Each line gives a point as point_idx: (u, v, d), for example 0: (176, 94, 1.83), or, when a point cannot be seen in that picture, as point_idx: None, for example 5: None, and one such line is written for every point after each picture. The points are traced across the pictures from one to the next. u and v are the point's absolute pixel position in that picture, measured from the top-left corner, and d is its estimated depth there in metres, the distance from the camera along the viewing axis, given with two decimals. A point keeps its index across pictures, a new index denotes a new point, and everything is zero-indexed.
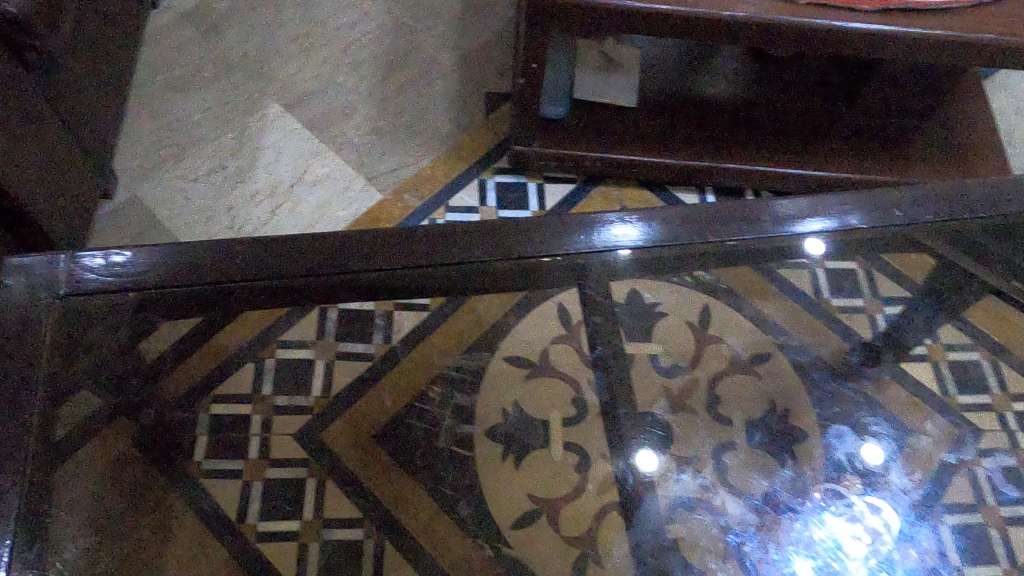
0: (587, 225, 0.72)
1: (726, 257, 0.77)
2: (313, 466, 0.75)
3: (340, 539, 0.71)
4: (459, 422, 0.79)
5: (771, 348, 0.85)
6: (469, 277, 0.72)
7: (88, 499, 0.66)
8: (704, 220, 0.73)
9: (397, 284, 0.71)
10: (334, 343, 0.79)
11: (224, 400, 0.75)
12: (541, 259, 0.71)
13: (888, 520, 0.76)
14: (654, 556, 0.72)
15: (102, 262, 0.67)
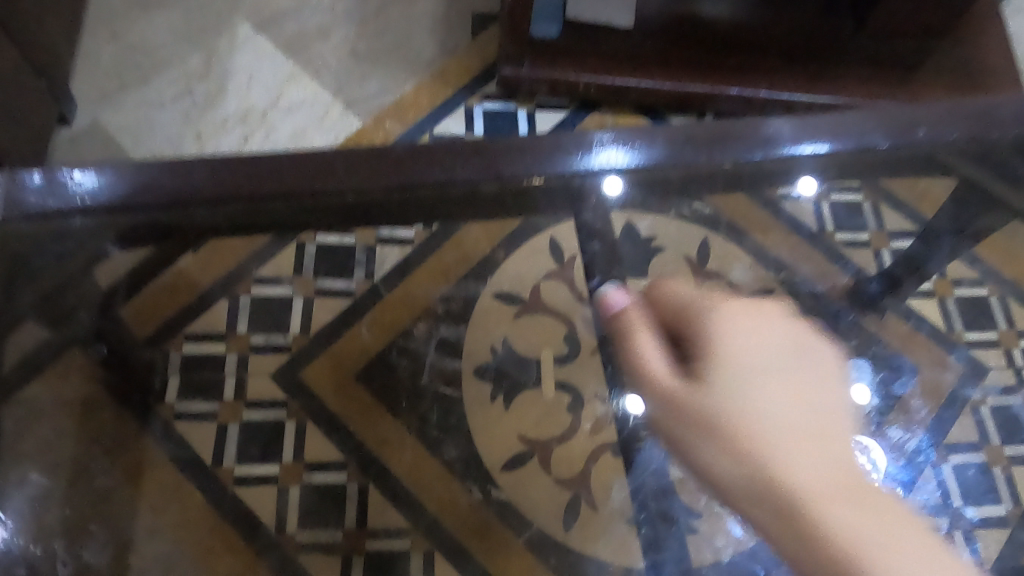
0: (575, 144, 0.57)
1: (738, 184, 0.64)
2: (291, 407, 0.73)
3: (324, 484, 0.70)
4: (445, 357, 0.75)
5: (775, 283, 0.81)
6: (441, 212, 0.62)
7: (52, 451, 0.61)
8: (705, 135, 0.58)
9: (355, 215, 0.59)
10: (313, 279, 0.77)
11: (196, 340, 0.72)
12: (527, 184, 0.57)
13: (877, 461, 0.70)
14: (656, 499, 0.66)
15: (47, 181, 0.52)
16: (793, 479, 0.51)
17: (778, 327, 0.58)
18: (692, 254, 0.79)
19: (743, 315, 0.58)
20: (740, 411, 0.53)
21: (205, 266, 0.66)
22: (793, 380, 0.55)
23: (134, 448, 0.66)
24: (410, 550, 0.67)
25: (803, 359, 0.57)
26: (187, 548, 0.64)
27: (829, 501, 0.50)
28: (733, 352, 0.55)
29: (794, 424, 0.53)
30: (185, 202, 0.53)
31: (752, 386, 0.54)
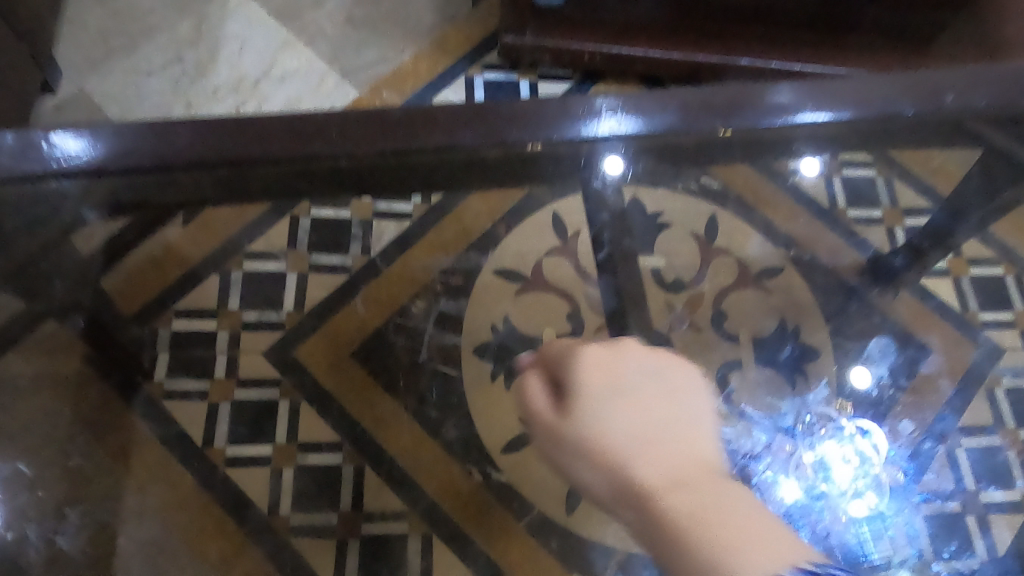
0: (581, 110, 0.54)
1: (745, 154, 0.62)
2: (286, 385, 0.70)
3: (318, 464, 0.66)
4: (443, 331, 0.71)
5: (783, 262, 0.78)
6: (439, 181, 0.59)
7: (32, 431, 0.60)
8: (717, 104, 0.55)
9: (348, 181, 0.57)
10: (307, 254, 0.72)
11: (188, 316, 0.70)
12: (533, 150, 0.55)
13: (877, 443, 0.70)
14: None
15: (16, 140, 0.49)
16: (673, 487, 0.41)
17: (670, 361, 0.52)
18: (701, 231, 0.76)
19: (625, 348, 0.51)
20: (612, 437, 0.44)
21: (193, 239, 0.65)
22: (629, 402, 0.46)
23: (122, 429, 0.65)
24: (408, 534, 0.64)
25: (692, 385, 0.51)
26: (177, 531, 0.61)
27: (722, 507, 0.39)
28: (597, 385, 0.47)
29: (693, 464, 0.43)
30: (168, 165, 0.50)
31: (614, 410, 0.46)
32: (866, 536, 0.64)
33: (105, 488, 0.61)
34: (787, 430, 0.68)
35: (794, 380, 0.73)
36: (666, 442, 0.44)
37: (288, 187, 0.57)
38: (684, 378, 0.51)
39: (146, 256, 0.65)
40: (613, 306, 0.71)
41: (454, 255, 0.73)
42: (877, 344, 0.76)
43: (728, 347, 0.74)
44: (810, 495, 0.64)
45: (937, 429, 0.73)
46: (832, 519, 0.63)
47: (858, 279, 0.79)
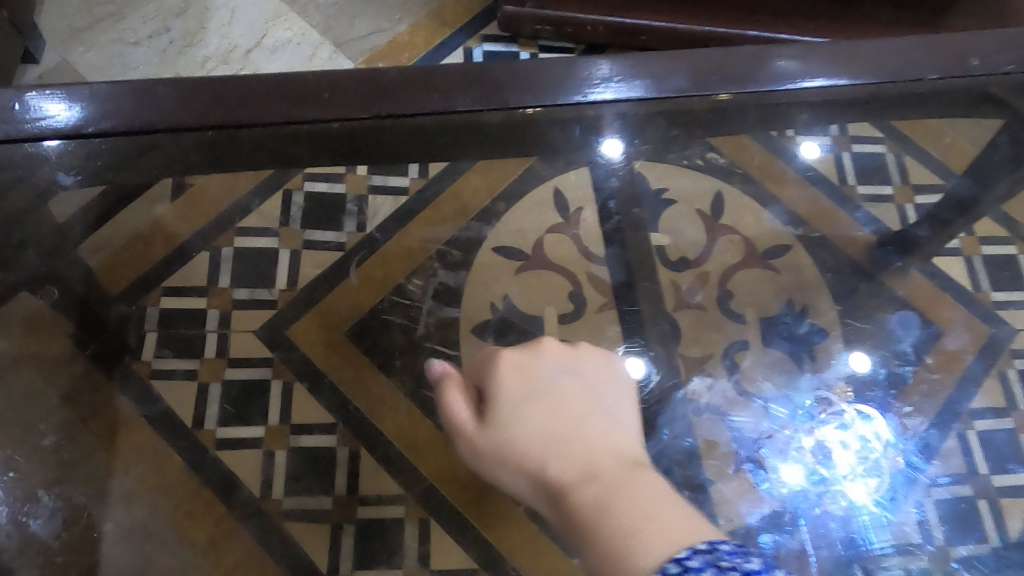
0: (580, 71, 0.53)
1: (752, 122, 0.60)
2: (278, 366, 0.68)
3: (310, 447, 0.64)
4: (441, 305, 0.69)
5: (790, 241, 0.74)
6: (440, 149, 0.58)
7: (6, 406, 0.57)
8: (721, 66, 0.53)
9: (345, 149, 0.55)
10: (300, 231, 0.71)
11: (176, 293, 0.67)
12: (530, 112, 0.53)
13: (878, 429, 0.66)
14: (682, 467, 0.63)
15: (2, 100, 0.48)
16: (581, 478, 0.46)
17: (585, 360, 0.57)
18: (708, 209, 0.73)
19: (542, 350, 0.56)
20: (530, 440, 0.50)
21: (184, 216, 0.65)
22: (542, 405, 0.51)
23: (105, 409, 0.62)
24: (404, 518, 0.62)
25: (603, 387, 0.56)
26: (166, 515, 0.59)
27: (625, 489, 0.44)
28: (515, 393, 0.52)
29: (599, 455, 0.48)
30: (151, 129, 0.49)
31: (531, 415, 0.51)
32: (871, 521, 0.61)
33: (94, 468, 0.59)
34: (791, 413, 0.65)
35: (802, 361, 0.69)
36: (574, 439, 0.49)
37: (279, 154, 0.55)
38: (594, 376, 0.56)
39: (123, 218, 0.62)
40: (622, 278, 0.71)
41: (455, 222, 0.71)
42: (900, 318, 0.72)
43: (732, 328, 0.71)
44: (807, 480, 0.62)
45: (953, 409, 0.68)
46: (831, 506, 0.61)
47: (868, 258, 0.74)
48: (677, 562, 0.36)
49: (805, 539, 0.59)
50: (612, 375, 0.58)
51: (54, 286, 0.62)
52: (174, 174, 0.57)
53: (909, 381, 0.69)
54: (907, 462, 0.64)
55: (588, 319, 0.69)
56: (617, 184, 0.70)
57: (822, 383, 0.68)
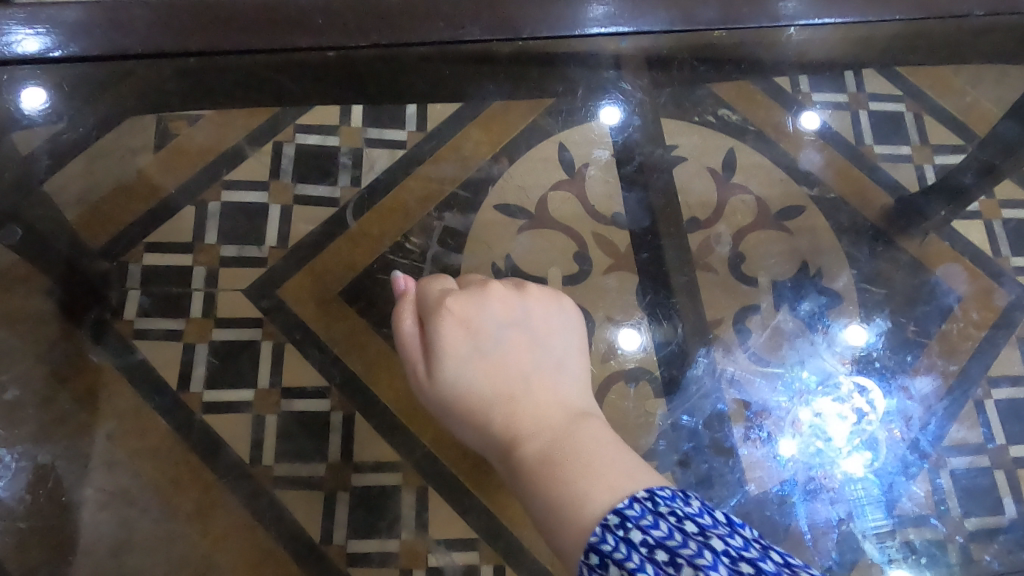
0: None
1: (731, 58, 0.66)
2: (268, 327, 0.62)
3: (303, 411, 0.60)
4: (447, 251, 0.65)
5: (805, 201, 0.69)
6: (434, 75, 0.64)
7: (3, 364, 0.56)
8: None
9: (343, 75, 0.61)
10: (292, 185, 0.66)
11: (159, 249, 0.63)
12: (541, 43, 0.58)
13: (874, 399, 0.61)
14: (709, 428, 0.60)
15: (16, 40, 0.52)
16: (528, 432, 0.44)
17: (534, 302, 0.53)
18: (717, 166, 0.69)
19: (488, 293, 0.52)
20: (476, 394, 0.47)
21: (168, 167, 0.64)
22: (490, 361, 0.48)
23: (85, 369, 0.58)
24: (402, 486, 0.58)
25: (556, 333, 0.53)
26: (150, 480, 0.56)
27: (570, 443, 0.42)
28: (457, 344, 0.48)
29: (547, 407, 0.46)
30: (125, 54, 0.53)
31: (475, 368, 0.48)
32: (871, 500, 0.58)
33: (72, 434, 0.56)
34: (790, 383, 0.61)
35: (817, 327, 0.64)
36: (522, 394, 0.46)
37: (288, 77, 0.60)
38: (545, 325, 0.52)
39: (102, 162, 0.62)
40: (644, 223, 0.67)
41: (462, 168, 0.67)
42: (945, 271, 0.66)
43: (745, 291, 0.65)
44: (802, 457, 0.58)
45: (965, 372, 0.63)
46: (829, 482, 0.58)
47: (887, 219, 0.68)
48: (618, 511, 0.34)
49: (812, 517, 0.57)
50: (564, 316, 0.54)
51: (16, 225, 0.59)
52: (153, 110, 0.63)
53: (927, 346, 0.64)
54: (905, 436, 0.60)
55: (592, 282, 0.64)
56: (620, 142, 0.68)
57: (821, 357, 0.62)
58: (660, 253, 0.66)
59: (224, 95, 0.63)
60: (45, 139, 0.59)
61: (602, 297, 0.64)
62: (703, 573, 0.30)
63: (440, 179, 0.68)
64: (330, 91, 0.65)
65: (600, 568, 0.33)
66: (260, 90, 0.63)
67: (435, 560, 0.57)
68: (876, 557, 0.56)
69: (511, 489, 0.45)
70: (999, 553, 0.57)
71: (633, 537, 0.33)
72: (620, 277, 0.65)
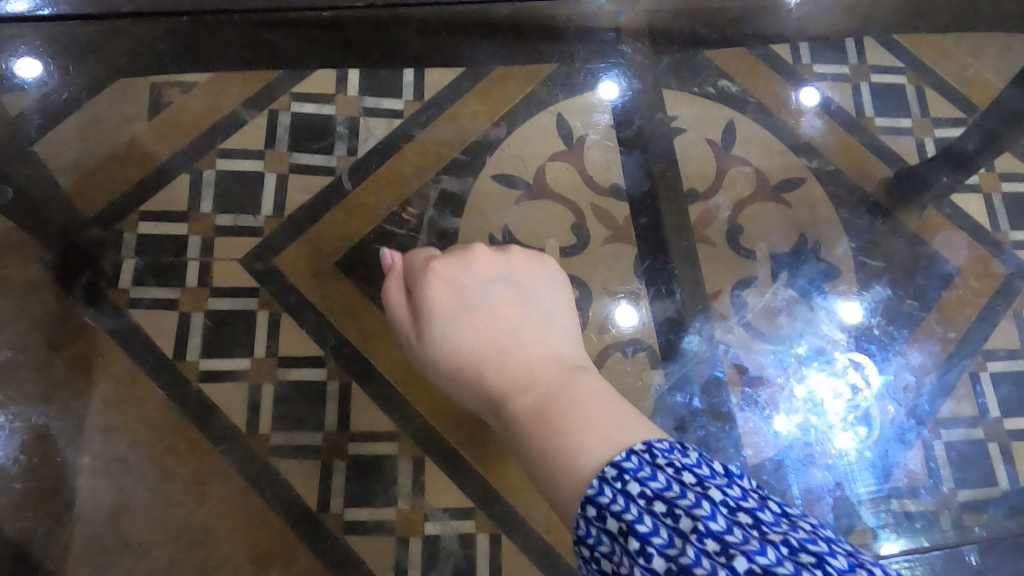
0: None
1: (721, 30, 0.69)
2: (263, 295, 0.62)
3: (300, 380, 0.60)
4: (444, 215, 0.64)
5: (805, 172, 0.68)
6: (422, 43, 0.66)
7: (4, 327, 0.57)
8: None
9: (336, 36, 0.64)
10: (288, 154, 0.65)
11: (154, 218, 0.62)
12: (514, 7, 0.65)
13: (870, 374, 0.61)
14: (705, 396, 0.60)
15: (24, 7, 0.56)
16: (519, 387, 0.43)
17: (519, 261, 0.55)
18: (718, 137, 0.68)
19: (472, 257, 0.53)
20: (467, 354, 0.48)
21: (164, 134, 0.63)
22: (480, 325, 0.49)
23: (82, 337, 0.58)
24: (397, 455, 0.58)
25: (542, 286, 0.54)
26: (147, 449, 0.56)
27: (564, 391, 0.41)
28: (444, 303, 0.50)
29: (539, 360, 0.46)
30: (118, 13, 0.58)
31: (462, 327, 0.49)
32: (863, 467, 0.58)
33: (72, 398, 0.56)
34: (785, 358, 0.61)
35: (812, 298, 0.64)
36: (513, 348, 0.47)
37: (279, 40, 0.64)
38: (529, 270, 0.54)
39: (94, 129, 0.62)
40: (643, 188, 0.66)
41: (460, 132, 0.67)
42: (945, 239, 0.66)
43: (743, 262, 0.65)
44: (797, 431, 0.59)
45: (961, 344, 0.63)
46: (823, 456, 0.58)
47: (886, 192, 0.67)
48: (614, 465, 0.33)
49: (806, 483, 0.58)
50: (544, 262, 0.56)
51: (6, 184, 0.59)
52: (149, 72, 0.63)
53: (923, 318, 0.64)
54: (899, 407, 0.60)
55: (591, 254, 0.64)
56: (619, 109, 0.68)
57: (816, 330, 0.62)
58: (658, 220, 0.66)
59: (218, 62, 0.64)
60: (35, 100, 0.60)
61: (599, 268, 0.64)
62: (701, 524, 0.29)
63: (438, 144, 0.66)
64: (321, 49, 0.65)
65: (597, 520, 0.32)
66: (253, 58, 0.64)
67: (431, 528, 0.57)
68: (870, 523, 0.57)
69: (503, 443, 0.45)
70: (990, 523, 0.58)
71: (630, 489, 0.31)
72: (621, 247, 0.64)
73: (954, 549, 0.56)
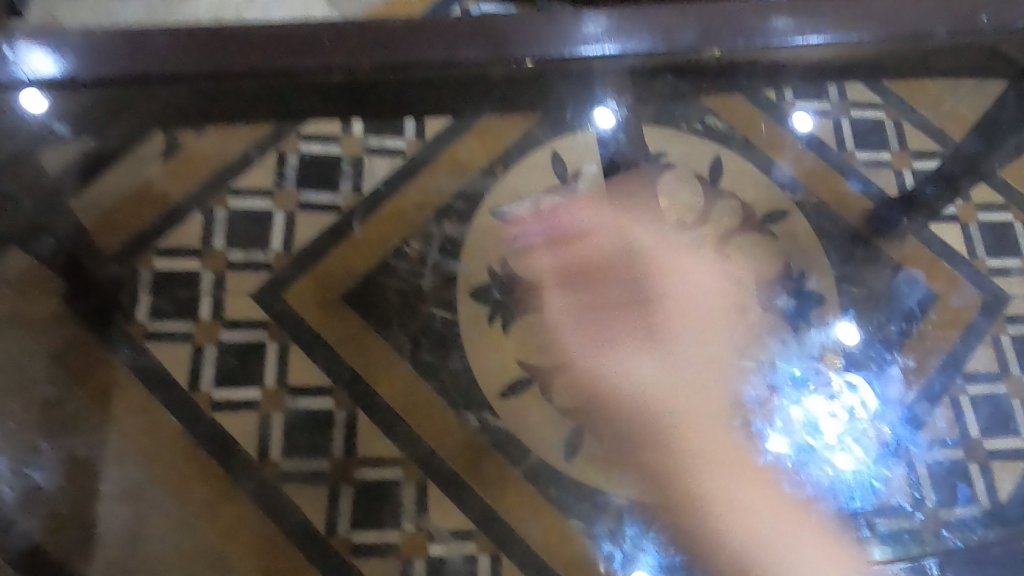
0: (565, 27, 0.58)
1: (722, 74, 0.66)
2: (273, 328, 0.65)
3: (308, 410, 0.63)
4: (446, 258, 0.67)
5: (790, 206, 0.71)
6: (428, 96, 0.64)
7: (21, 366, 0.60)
8: (720, 17, 0.58)
9: (346, 90, 0.62)
10: (295, 193, 0.68)
11: (168, 255, 0.65)
12: (535, 67, 0.59)
13: (866, 398, 0.64)
14: (688, 420, 0.63)
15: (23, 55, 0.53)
16: (704, 439, 0.62)
17: (692, 268, 0.68)
18: (705, 172, 0.71)
19: (658, 266, 0.68)
20: (647, 391, 0.63)
21: (176, 176, 0.65)
22: (676, 365, 0.64)
23: (103, 369, 0.61)
24: (402, 480, 0.61)
25: (722, 321, 0.66)
26: (160, 477, 0.59)
27: (733, 454, 0.62)
28: (615, 326, 0.65)
29: (720, 415, 0.63)
30: (137, 76, 0.55)
31: (659, 364, 0.64)
32: (855, 485, 0.61)
33: (91, 429, 0.60)
34: (781, 379, 0.64)
35: (799, 326, 0.66)
36: (710, 390, 0.64)
37: (281, 92, 0.60)
38: (720, 297, 0.67)
39: (117, 171, 0.63)
40: (626, 232, 0.69)
41: (454, 179, 0.69)
42: (920, 271, 0.70)
43: (732, 291, 0.68)
44: (791, 450, 0.62)
45: (937, 367, 0.66)
46: (816, 476, 0.61)
47: (867, 225, 0.71)
48: None
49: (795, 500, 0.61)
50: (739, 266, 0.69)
51: (48, 236, 0.63)
52: (161, 122, 0.62)
53: (902, 342, 0.67)
54: (892, 427, 0.64)
55: (582, 285, 0.67)
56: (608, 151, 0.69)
57: (805, 353, 0.65)
58: (642, 260, 0.68)
59: (237, 117, 0.64)
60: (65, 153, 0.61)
61: (593, 300, 0.66)
62: None
63: (437, 191, 0.69)
64: (328, 104, 0.64)
65: None
66: (265, 112, 0.63)
67: (437, 549, 0.59)
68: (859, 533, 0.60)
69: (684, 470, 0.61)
70: (966, 535, 0.60)
71: None
72: (615, 281, 0.67)
73: (919, 562, 0.59)
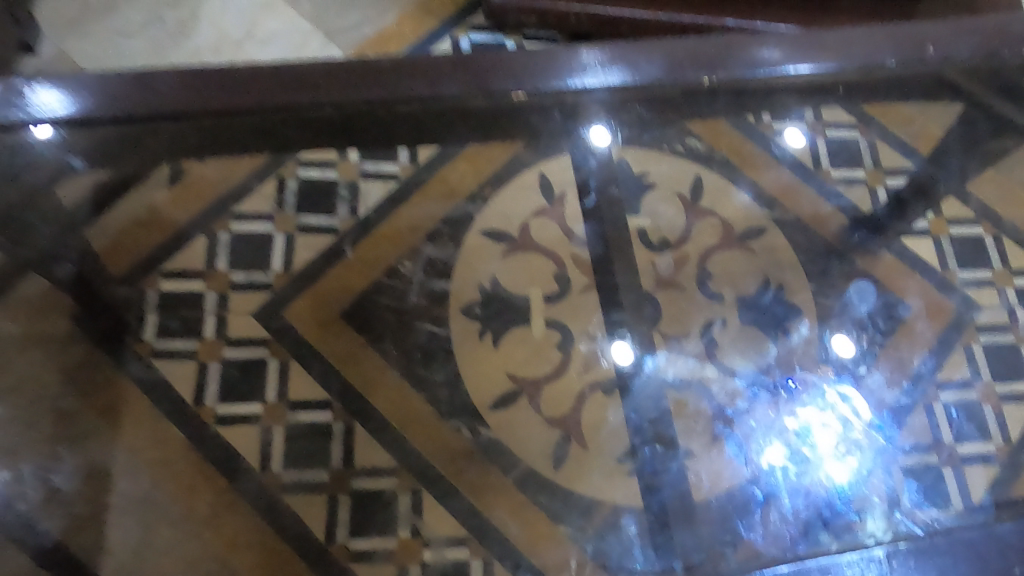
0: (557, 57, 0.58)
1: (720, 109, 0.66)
2: (274, 346, 0.70)
3: (305, 422, 0.67)
4: (431, 276, 0.71)
5: (765, 224, 0.75)
6: (418, 127, 0.61)
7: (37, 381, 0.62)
8: (704, 52, 0.58)
9: (336, 127, 0.60)
10: (294, 216, 0.73)
11: (174, 277, 0.70)
12: (525, 99, 0.58)
13: (858, 408, 0.66)
14: (654, 424, 0.65)
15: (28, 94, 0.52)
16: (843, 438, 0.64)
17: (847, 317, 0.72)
18: (685, 193, 0.74)
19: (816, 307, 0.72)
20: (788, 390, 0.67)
21: (180, 203, 0.66)
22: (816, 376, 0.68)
23: (110, 386, 0.66)
24: (397, 489, 0.64)
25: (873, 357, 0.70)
26: (167, 488, 0.62)
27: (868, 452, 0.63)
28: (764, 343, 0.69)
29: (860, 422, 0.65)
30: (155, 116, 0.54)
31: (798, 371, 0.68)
32: (852, 492, 0.61)
33: (103, 443, 0.63)
34: (770, 390, 0.67)
35: (774, 335, 0.70)
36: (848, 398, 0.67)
37: (274, 129, 0.59)
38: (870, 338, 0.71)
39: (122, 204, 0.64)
40: (598, 251, 0.73)
41: (445, 203, 0.73)
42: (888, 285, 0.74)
43: (710, 305, 0.72)
44: (786, 461, 0.63)
45: (909, 378, 0.69)
46: (811, 483, 0.61)
47: (841, 236, 0.76)
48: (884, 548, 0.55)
49: (774, 497, 0.61)
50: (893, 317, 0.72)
51: (64, 262, 0.65)
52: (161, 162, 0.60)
53: (879, 354, 0.70)
54: (887, 440, 0.65)
55: (571, 301, 0.70)
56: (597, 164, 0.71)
57: (791, 365, 0.68)
58: (614, 276, 0.73)
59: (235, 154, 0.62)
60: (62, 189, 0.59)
61: (579, 312, 0.70)
62: None
63: (425, 216, 0.74)
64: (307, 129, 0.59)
65: None
66: (263, 152, 0.62)
67: (427, 554, 0.61)
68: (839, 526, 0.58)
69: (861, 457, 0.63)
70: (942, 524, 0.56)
71: None
72: (592, 296, 0.71)
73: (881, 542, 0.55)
